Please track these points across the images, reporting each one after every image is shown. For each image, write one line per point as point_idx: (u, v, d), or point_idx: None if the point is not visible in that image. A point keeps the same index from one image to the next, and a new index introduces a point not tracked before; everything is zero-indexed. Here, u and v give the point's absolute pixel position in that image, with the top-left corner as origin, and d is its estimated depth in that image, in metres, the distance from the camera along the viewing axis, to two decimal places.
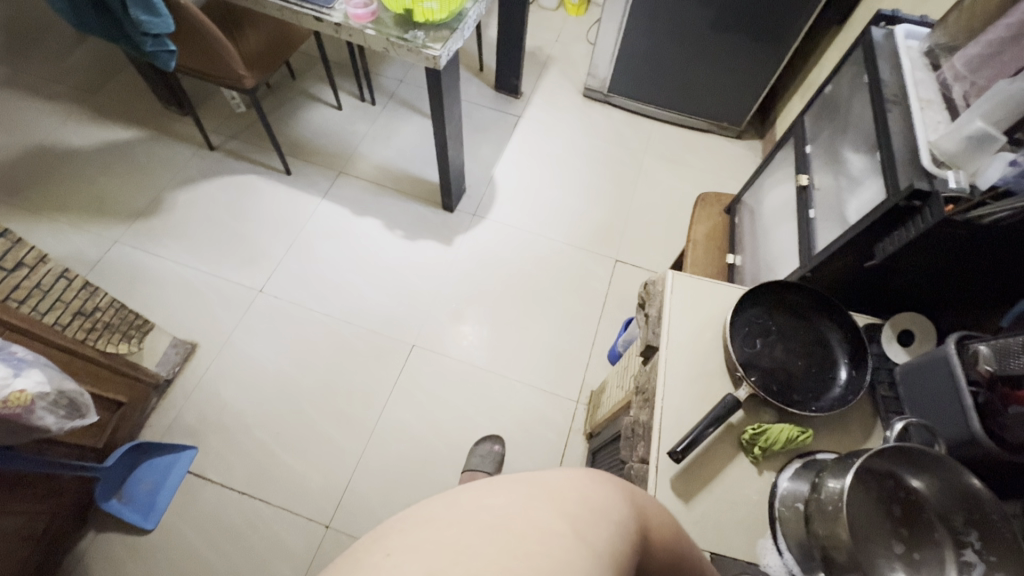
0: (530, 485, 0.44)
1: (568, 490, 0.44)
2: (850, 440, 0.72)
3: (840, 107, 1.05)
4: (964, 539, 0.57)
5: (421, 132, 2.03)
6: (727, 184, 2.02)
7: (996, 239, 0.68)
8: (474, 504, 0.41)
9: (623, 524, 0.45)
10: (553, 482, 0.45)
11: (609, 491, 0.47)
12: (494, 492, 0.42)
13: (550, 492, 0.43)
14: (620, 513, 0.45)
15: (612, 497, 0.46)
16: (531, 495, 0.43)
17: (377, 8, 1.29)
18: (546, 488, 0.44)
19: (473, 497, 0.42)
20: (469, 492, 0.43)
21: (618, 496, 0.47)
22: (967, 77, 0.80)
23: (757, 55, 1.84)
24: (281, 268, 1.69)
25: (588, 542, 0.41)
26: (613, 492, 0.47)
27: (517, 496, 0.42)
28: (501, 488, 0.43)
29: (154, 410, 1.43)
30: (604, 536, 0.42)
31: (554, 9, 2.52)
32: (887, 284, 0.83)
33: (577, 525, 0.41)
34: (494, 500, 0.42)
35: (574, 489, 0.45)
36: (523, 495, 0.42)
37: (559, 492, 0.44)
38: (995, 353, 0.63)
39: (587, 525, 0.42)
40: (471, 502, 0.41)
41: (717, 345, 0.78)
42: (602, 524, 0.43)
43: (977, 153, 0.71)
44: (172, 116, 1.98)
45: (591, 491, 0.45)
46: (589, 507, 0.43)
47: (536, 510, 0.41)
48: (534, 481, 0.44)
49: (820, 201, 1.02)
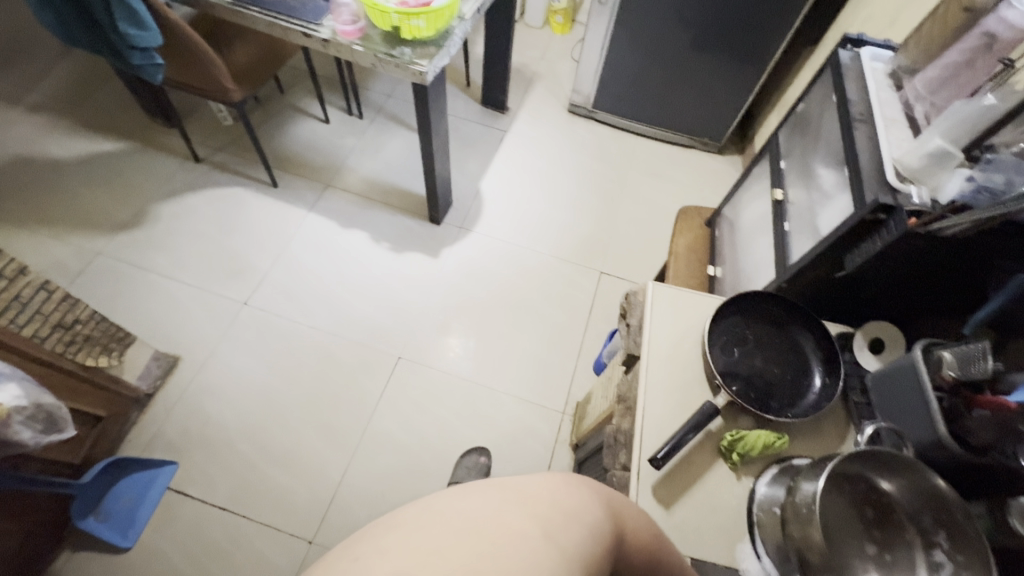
0: (503, 489, 0.45)
1: (541, 494, 0.45)
2: (825, 445, 0.74)
3: (812, 125, 1.10)
4: (934, 540, 0.59)
5: (408, 146, 2.05)
6: (708, 197, 2.07)
7: (956, 250, 0.72)
8: (446, 508, 0.42)
9: (596, 527, 0.46)
10: (526, 487, 0.46)
11: (584, 495, 0.48)
12: (468, 497, 0.43)
13: (523, 496, 0.44)
14: (593, 515, 0.46)
15: (586, 500, 0.47)
16: (504, 499, 0.43)
17: (365, 25, 1.31)
18: (519, 493, 0.45)
19: (447, 502, 0.43)
20: (441, 496, 0.43)
21: (593, 500, 0.48)
22: (927, 97, 0.84)
23: (735, 74, 1.90)
24: (266, 280, 1.69)
25: (559, 544, 0.42)
26: (587, 496, 0.48)
27: (490, 500, 0.43)
28: (475, 491, 0.44)
29: (133, 425, 1.41)
30: (575, 538, 0.43)
31: (540, 27, 2.58)
32: (858, 294, 0.86)
33: (548, 527, 0.42)
34: (467, 504, 0.42)
35: (547, 493, 0.46)
36: (495, 499, 0.43)
37: (531, 496, 0.45)
38: (958, 360, 0.66)
39: (558, 527, 0.43)
40: (444, 506, 0.42)
41: (696, 354, 0.80)
42: (573, 527, 0.44)
43: (937, 169, 0.75)
44: (158, 128, 1.98)
45: (564, 494, 0.46)
46: (561, 511, 0.44)
47: (507, 513, 0.42)
48: (508, 485, 0.45)
49: (794, 214, 1.06)
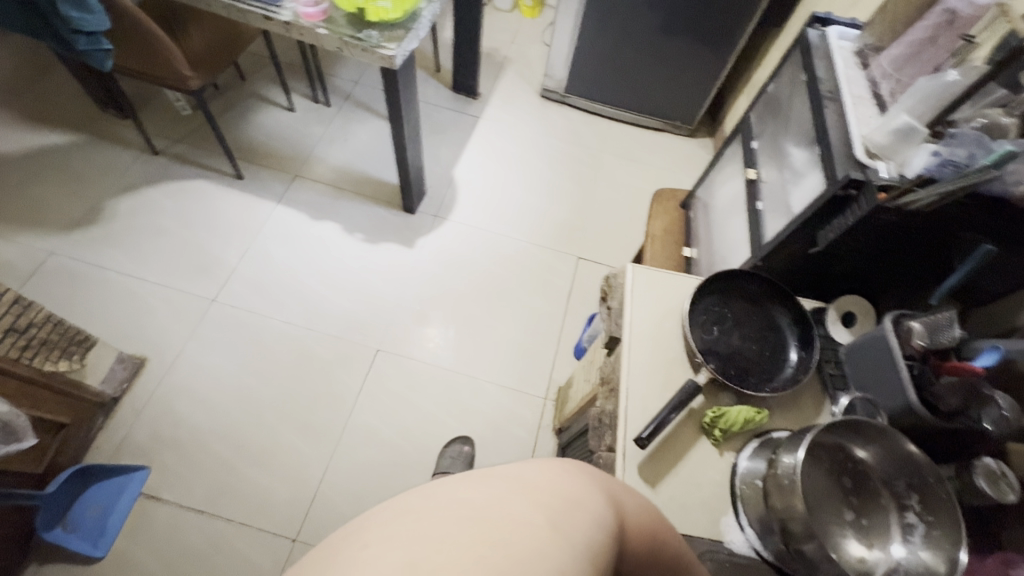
0: (507, 479, 0.44)
1: (544, 483, 0.45)
2: (803, 416, 0.76)
3: (782, 105, 1.11)
4: (906, 503, 0.62)
5: (378, 133, 2.00)
6: (682, 180, 2.09)
7: (923, 224, 0.74)
8: (451, 498, 0.42)
9: (599, 516, 0.45)
10: (530, 475, 0.45)
11: (586, 484, 0.47)
12: (472, 486, 0.43)
13: (525, 486, 0.44)
14: (597, 503, 0.46)
15: (589, 488, 0.47)
16: (510, 489, 0.43)
17: (328, 7, 1.26)
18: (524, 483, 0.44)
19: (454, 491, 0.42)
20: (445, 487, 0.43)
21: (593, 488, 0.48)
22: (892, 75, 0.87)
23: (704, 57, 1.91)
24: (235, 275, 1.63)
25: (562, 531, 0.41)
26: (588, 484, 0.48)
27: (493, 490, 0.43)
28: (482, 480, 0.44)
29: (99, 431, 1.35)
30: (580, 525, 0.43)
31: (509, 11, 2.54)
32: (830, 269, 0.88)
33: (554, 515, 0.42)
34: (472, 492, 0.42)
35: (550, 482, 0.45)
36: (499, 489, 0.43)
37: (534, 485, 0.44)
38: (927, 329, 0.69)
39: (562, 517, 0.42)
40: (448, 497, 0.42)
41: (677, 334, 0.80)
42: (578, 516, 0.43)
43: (903, 144, 0.77)
44: (110, 119, 1.87)
45: (567, 483, 0.46)
46: (565, 498, 0.44)
47: (513, 503, 0.42)
48: (512, 476, 0.45)
49: (767, 193, 1.07)
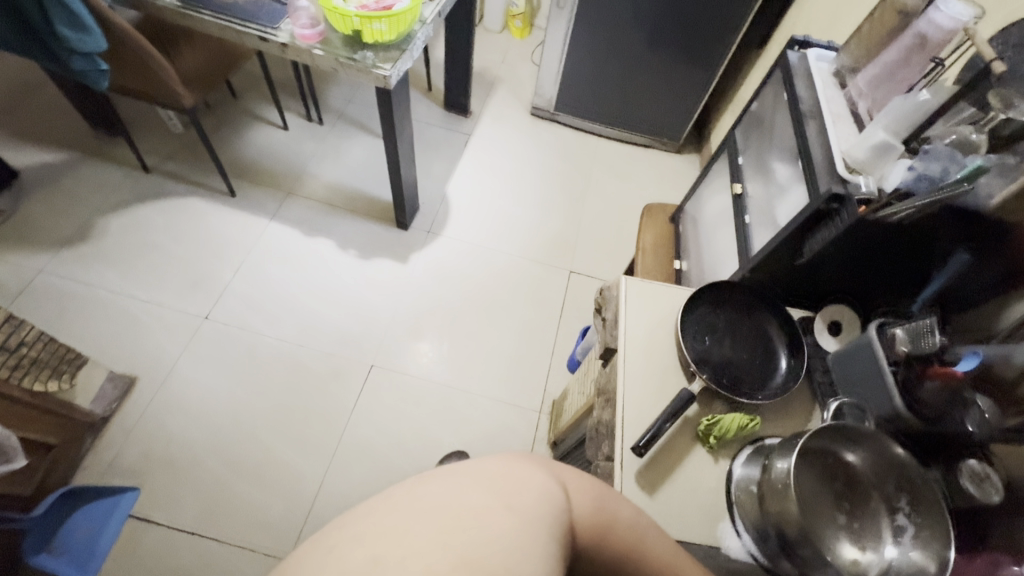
0: (456, 473, 0.46)
1: (488, 470, 0.47)
2: (794, 422, 0.78)
3: (765, 122, 1.15)
4: (896, 505, 0.64)
5: (371, 150, 2.03)
6: (670, 194, 2.13)
7: (902, 235, 0.77)
8: (408, 496, 0.42)
9: (547, 491, 0.48)
10: (482, 469, 0.47)
11: (530, 467, 0.49)
12: (427, 484, 0.44)
13: (476, 476, 0.46)
14: (544, 482, 0.49)
15: (533, 470, 0.49)
16: (464, 482, 0.45)
17: (325, 28, 1.29)
18: (476, 476, 0.46)
19: (410, 489, 0.43)
20: (400, 486, 0.44)
21: (536, 469, 0.50)
22: (869, 94, 0.91)
23: (689, 76, 1.97)
24: (228, 293, 1.63)
25: (516, 509, 0.43)
26: (534, 468, 0.50)
27: (449, 486, 0.44)
28: (436, 478, 0.45)
29: (88, 451, 1.32)
30: (528, 499, 0.45)
31: (499, 31, 2.61)
32: (816, 280, 0.91)
33: (506, 497, 0.44)
34: (428, 488, 0.43)
35: (497, 470, 0.47)
36: (453, 483, 0.44)
37: (483, 474, 0.46)
38: (909, 335, 0.72)
39: (512, 495, 0.45)
40: (404, 494, 0.43)
41: (671, 344, 0.82)
42: (527, 493, 0.46)
43: (882, 160, 0.80)
44: (103, 137, 1.88)
45: (512, 468, 0.48)
46: (514, 482, 0.46)
47: (469, 493, 0.43)
48: (463, 469, 0.46)
49: (753, 206, 1.11)
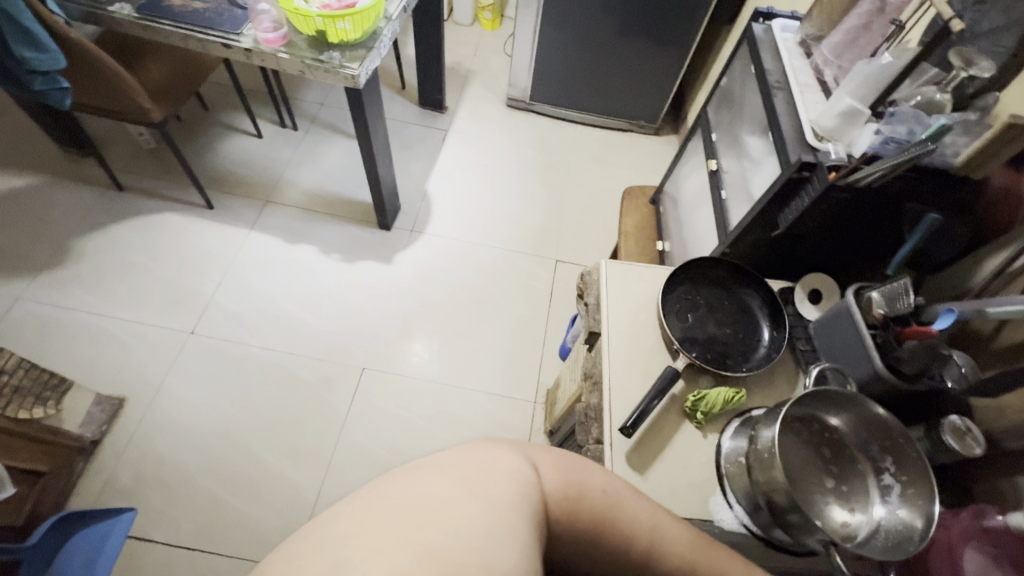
0: (422, 468, 0.46)
1: (456, 460, 0.48)
2: (779, 391, 0.78)
3: (734, 98, 1.15)
4: (882, 465, 0.65)
5: (347, 153, 2.01)
6: (650, 177, 2.13)
7: (874, 199, 0.78)
8: (371, 496, 0.43)
9: (517, 472, 0.49)
10: (448, 460, 0.47)
11: (499, 451, 0.51)
12: (393, 483, 0.44)
13: (443, 468, 0.46)
14: (514, 465, 0.50)
15: (503, 453, 0.50)
16: (429, 476, 0.45)
17: (288, 31, 1.27)
18: (443, 468, 0.46)
19: (373, 489, 0.43)
20: (368, 487, 0.44)
21: (506, 451, 0.51)
22: (834, 62, 0.91)
23: (662, 57, 1.97)
24: (212, 307, 1.61)
25: (483, 496, 0.44)
26: (503, 451, 0.51)
27: (415, 482, 0.44)
28: (401, 476, 0.45)
29: (80, 476, 1.31)
30: (497, 485, 0.46)
31: (469, 24, 2.59)
32: (794, 250, 0.91)
33: (473, 486, 0.45)
34: (392, 487, 0.44)
35: (465, 460, 0.48)
36: (418, 479, 0.45)
37: (450, 466, 0.47)
38: (885, 298, 0.73)
39: (480, 483, 0.46)
40: (369, 495, 0.43)
41: (653, 324, 0.83)
42: (496, 478, 0.47)
43: (849, 126, 0.81)
44: (71, 157, 1.84)
45: (480, 456, 0.49)
46: (481, 470, 0.47)
47: (435, 486, 0.44)
48: (430, 464, 0.47)
49: (729, 182, 1.11)
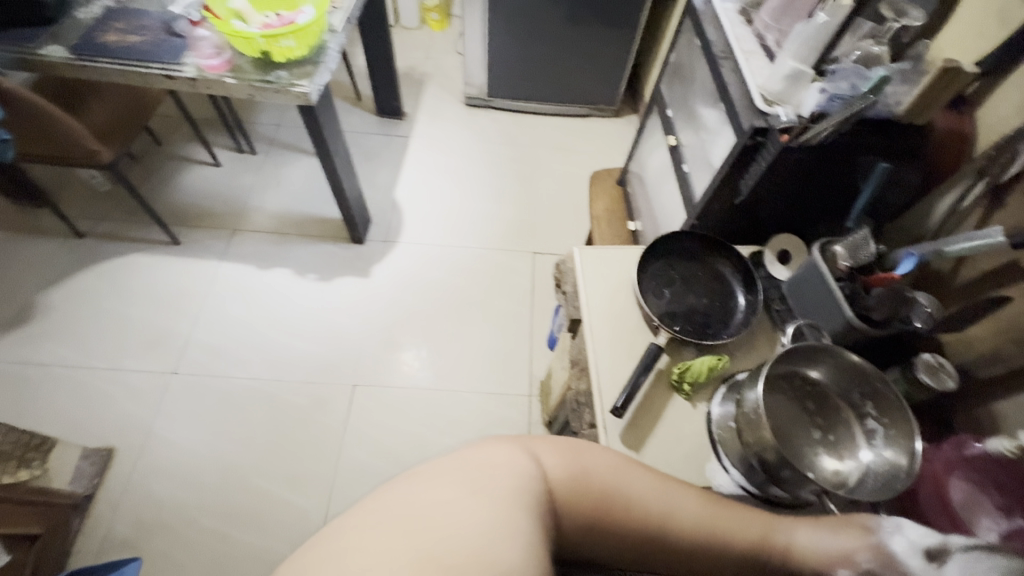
0: (421, 476, 0.51)
1: (454, 465, 0.52)
2: (760, 353, 0.80)
3: (685, 71, 1.17)
4: (864, 411, 0.67)
5: (311, 171, 1.98)
6: (616, 159, 2.15)
7: (827, 156, 0.80)
8: (373, 507, 0.48)
9: (518, 469, 0.53)
10: (447, 466, 0.52)
11: (499, 449, 0.54)
12: (393, 492, 0.49)
13: (441, 474, 0.51)
14: (514, 461, 0.53)
15: (504, 451, 0.54)
16: (428, 483, 0.50)
17: (231, 55, 1.25)
18: (442, 473, 0.51)
19: (376, 501, 0.48)
20: (369, 498, 0.49)
21: (507, 448, 0.55)
22: (774, 26, 0.93)
23: (612, 38, 1.98)
24: (191, 344, 1.58)
25: (478, 497, 0.49)
26: (503, 450, 0.55)
27: (409, 492, 0.49)
28: (401, 485, 0.50)
29: (77, 533, 1.28)
30: (492, 485, 0.50)
31: (418, 27, 2.57)
32: (759, 215, 0.93)
33: (468, 488, 0.49)
34: (392, 497, 0.49)
35: (464, 463, 0.52)
36: (417, 487, 0.49)
37: (449, 471, 0.51)
38: (848, 249, 0.76)
39: (476, 485, 0.50)
40: (371, 507, 0.48)
41: (632, 304, 0.84)
42: (492, 478, 0.51)
43: (795, 88, 0.82)
44: (24, 210, 1.78)
45: (479, 457, 0.53)
46: (479, 471, 0.51)
47: (430, 492, 0.49)
48: (429, 471, 0.52)
49: (689, 154, 1.13)
